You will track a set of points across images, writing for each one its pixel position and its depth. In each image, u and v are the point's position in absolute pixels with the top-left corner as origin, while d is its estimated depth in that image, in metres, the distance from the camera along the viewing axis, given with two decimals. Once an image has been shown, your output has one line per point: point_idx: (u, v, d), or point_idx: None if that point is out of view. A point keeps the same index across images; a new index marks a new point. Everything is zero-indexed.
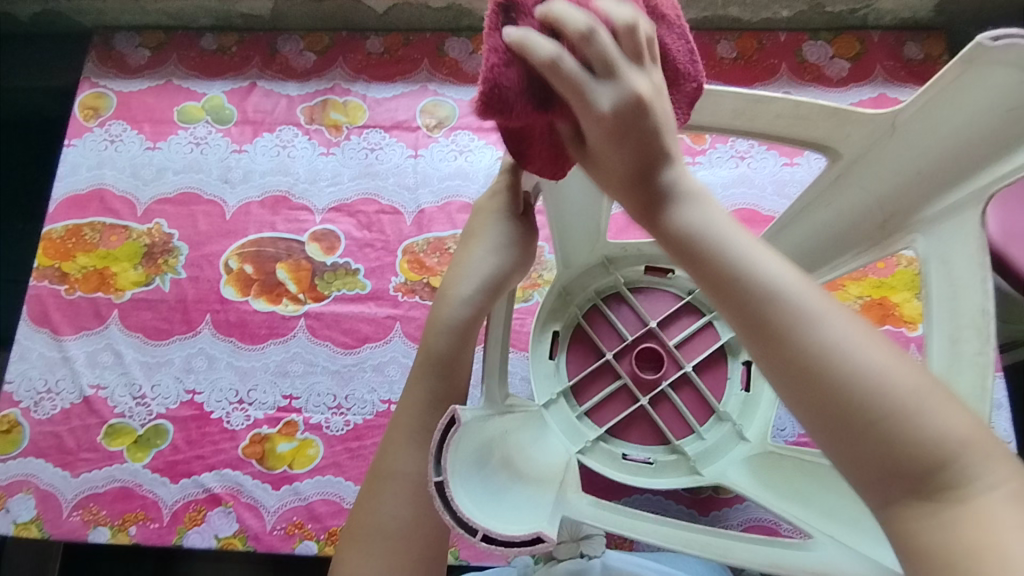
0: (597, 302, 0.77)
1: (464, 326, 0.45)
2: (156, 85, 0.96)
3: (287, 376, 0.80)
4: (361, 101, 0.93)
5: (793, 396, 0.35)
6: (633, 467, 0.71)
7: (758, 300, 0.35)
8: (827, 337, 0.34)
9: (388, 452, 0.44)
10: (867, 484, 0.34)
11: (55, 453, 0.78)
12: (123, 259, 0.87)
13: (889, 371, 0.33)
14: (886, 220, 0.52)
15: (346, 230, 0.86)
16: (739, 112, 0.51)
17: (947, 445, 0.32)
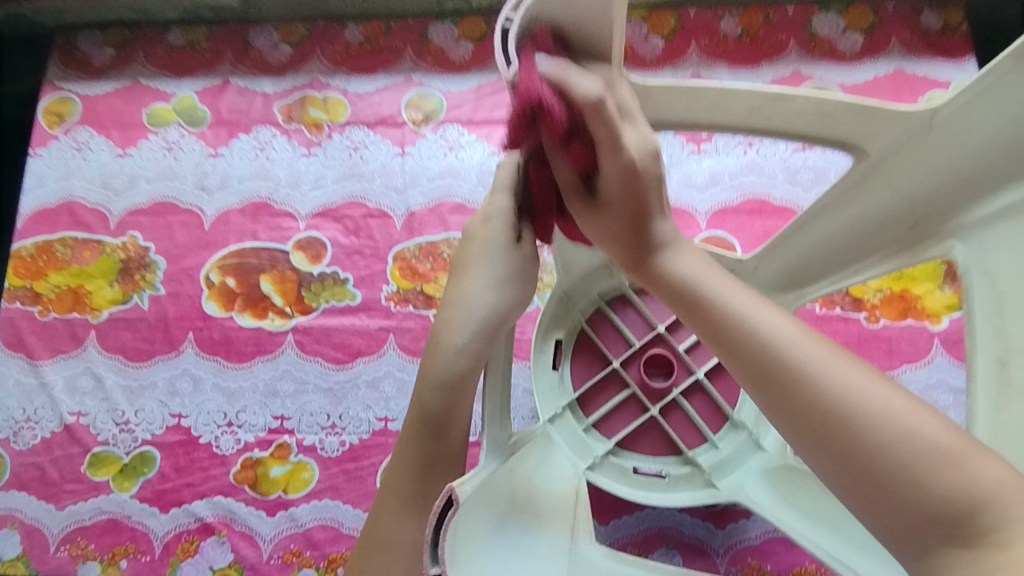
0: (601, 306, 0.72)
1: (459, 379, 0.41)
2: (122, 86, 0.90)
3: (277, 396, 0.76)
4: (342, 96, 0.87)
5: (811, 440, 0.34)
6: (645, 481, 0.67)
7: (753, 349, 0.36)
8: (844, 393, 0.33)
9: (381, 520, 0.42)
10: (902, 535, 0.31)
11: (38, 485, 0.74)
12: (98, 277, 0.82)
13: (892, 411, 0.32)
14: (919, 221, 0.47)
15: (333, 236, 0.81)
16: (755, 110, 0.45)
17: (980, 487, 0.30)
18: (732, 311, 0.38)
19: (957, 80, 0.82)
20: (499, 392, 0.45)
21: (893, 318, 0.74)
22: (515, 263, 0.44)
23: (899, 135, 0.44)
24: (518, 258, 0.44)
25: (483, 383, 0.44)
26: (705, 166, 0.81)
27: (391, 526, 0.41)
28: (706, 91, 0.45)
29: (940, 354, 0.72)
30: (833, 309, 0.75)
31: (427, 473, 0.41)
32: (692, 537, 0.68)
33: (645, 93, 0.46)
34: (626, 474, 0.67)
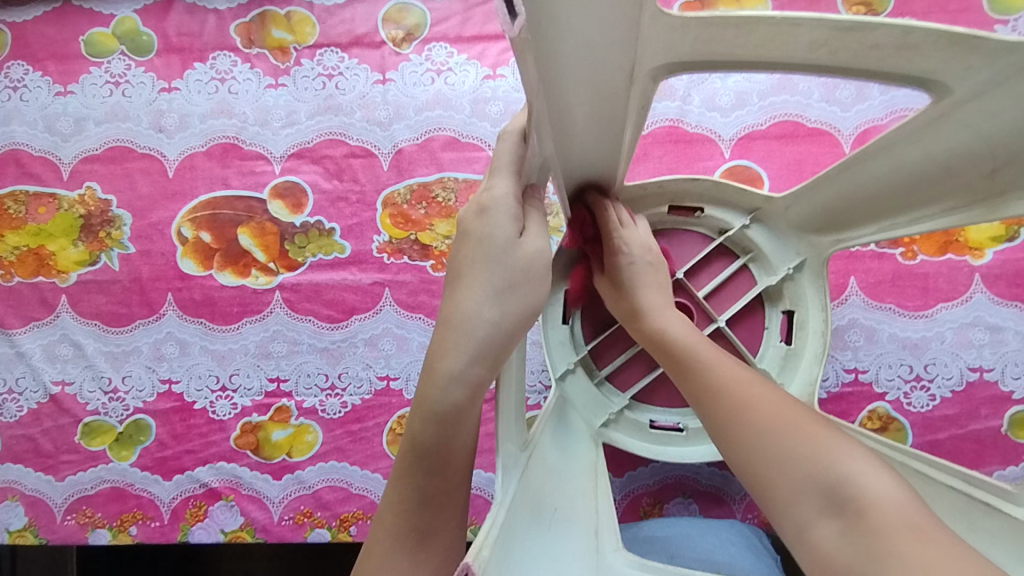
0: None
1: (457, 412, 0.36)
2: (50, 8, 0.77)
3: (270, 358, 0.71)
4: (308, 12, 0.74)
5: (723, 442, 0.41)
6: (662, 435, 0.64)
7: (687, 372, 0.45)
8: (758, 410, 0.39)
9: (371, 554, 0.36)
10: (785, 513, 0.36)
11: (33, 457, 0.72)
12: (59, 235, 0.74)
13: (771, 409, 0.39)
14: (998, 169, 0.39)
15: (313, 181, 0.73)
16: (818, 44, 0.36)
17: (838, 468, 0.35)
18: (679, 345, 0.47)
19: None
20: (511, 399, 0.42)
21: (932, 254, 0.68)
22: (517, 263, 0.37)
23: (998, 72, 0.35)
24: (523, 261, 0.37)
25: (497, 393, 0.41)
26: (730, 85, 0.71)
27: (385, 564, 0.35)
28: (757, 25, 0.34)
29: (979, 291, 0.67)
30: (866, 245, 0.69)
31: (426, 508, 0.35)
32: (708, 486, 0.67)
33: (682, 27, 0.34)
34: (643, 430, 0.64)
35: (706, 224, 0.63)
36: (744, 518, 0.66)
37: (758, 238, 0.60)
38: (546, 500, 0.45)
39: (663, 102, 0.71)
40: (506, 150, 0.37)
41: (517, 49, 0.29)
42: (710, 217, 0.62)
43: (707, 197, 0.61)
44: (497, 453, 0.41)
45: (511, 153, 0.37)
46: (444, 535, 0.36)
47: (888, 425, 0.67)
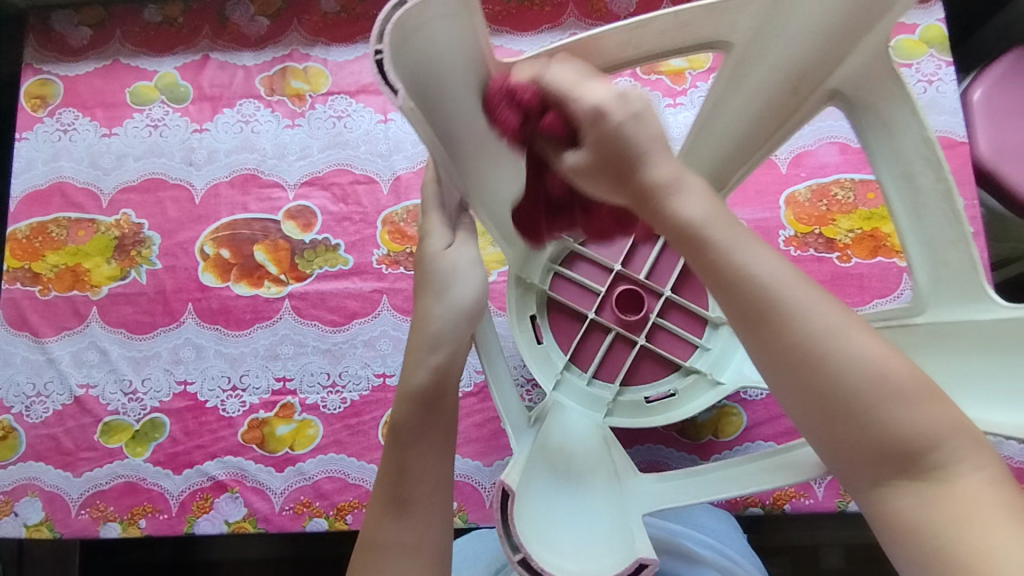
0: (550, 272, 0.73)
1: (425, 396, 0.45)
2: (102, 66, 0.90)
3: (278, 359, 0.79)
4: (323, 66, 0.88)
5: (788, 384, 0.34)
6: (659, 405, 0.69)
7: (762, 297, 0.34)
8: (845, 345, 0.34)
9: (375, 522, 0.45)
10: (858, 471, 0.34)
11: (54, 455, 0.78)
12: (95, 254, 0.84)
13: (870, 358, 0.33)
14: (795, 89, 0.50)
15: (322, 204, 0.83)
16: (626, 42, 0.49)
17: (929, 431, 0.33)
18: (757, 274, 0.34)
19: (924, 22, 0.84)
20: (502, 385, 0.55)
21: (864, 257, 0.77)
22: (445, 267, 0.46)
23: (755, 18, 0.48)
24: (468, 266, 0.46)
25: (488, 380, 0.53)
26: (681, 119, 0.83)
27: (388, 527, 0.45)
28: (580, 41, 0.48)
29: (908, 287, 0.76)
30: (807, 250, 0.78)
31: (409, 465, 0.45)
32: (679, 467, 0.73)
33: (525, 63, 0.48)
34: (642, 407, 0.70)
35: None
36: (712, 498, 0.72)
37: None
38: (556, 453, 0.55)
39: None
40: (431, 211, 0.48)
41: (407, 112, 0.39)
42: None
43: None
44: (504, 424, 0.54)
45: (434, 211, 0.48)
46: (425, 503, 0.45)
47: None
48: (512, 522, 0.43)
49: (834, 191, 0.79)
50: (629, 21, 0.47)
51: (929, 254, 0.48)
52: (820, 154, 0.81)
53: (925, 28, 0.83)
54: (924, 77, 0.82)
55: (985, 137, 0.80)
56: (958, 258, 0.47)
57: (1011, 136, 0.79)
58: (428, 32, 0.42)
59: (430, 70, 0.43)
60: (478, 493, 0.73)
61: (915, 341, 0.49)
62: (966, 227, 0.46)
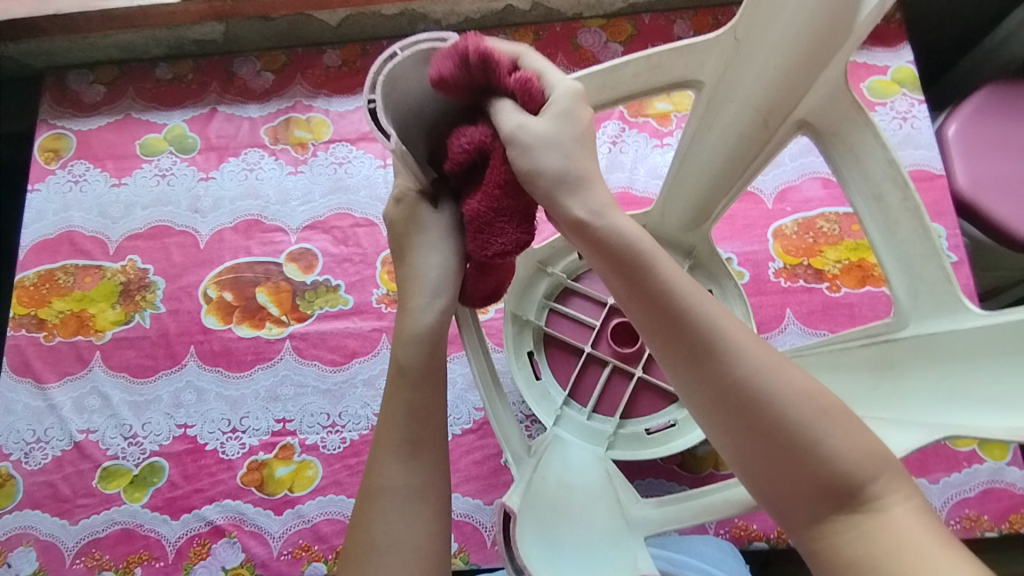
0: (543, 309, 0.74)
1: (421, 372, 0.47)
2: (114, 120, 0.94)
3: (278, 400, 0.79)
4: (324, 116, 0.92)
5: (720, 415, 0.37)
6: (659, 437, 0.69)
7: (694, 329, 0.37)
8: (765, 374, 0.36)
9: (375, 470, 0.46)
10: (791, 507, 0.36)
11: (51, 502, 0.77)
12: (100, 300, 0.86)
13: (791, 393, 0.36)
14: (767, 118, 0.55)
15: (323, 247, 0.86)
16: (601, 85, 0.52)
17: (853, 461, 0.35)
18: (697, 311, 0.37)
19: (895, 64, 0.88)
20: (499, 406, 0.55)
21: (853, 286, 0.79)
22: (425, 269, 0.48)
23: (720, 59, 0.53)
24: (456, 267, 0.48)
25: (487, 410, 0.54)
26: (668, 159, 0.87)
27: (386, 472, 0.45)
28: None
29: None
30: (796, 281, 0.80)
31: (411, 420, 0.46)
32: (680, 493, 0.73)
33: None
34: (643, 441, 0.70)
35: None
36: (716, 533, 0.71)
37: None
38: (556, 486, 0.56)
39: (615, 173, 0.86)
40: (419, 212, 0.48)
41: (399, 153, 0.44)
42: None
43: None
44: (504, 454, 0.55)
45: (424, 211, 0.48)
46: (429, 449, 0.46)
47: None
48: (517, 545, 0.44)
49: (819, 224, 0.82)
50: (603, 65, 0.50)
51: (906, 269, 0.51)
52: (805, 188, 0.84)
53: (896, 70, 0.88)
54: (898, 115, 0.86)
55: (962, 168, 0.83)
56: (933, 272, 0.49)
57: (989, 168, 0.82)
58: (418, 81, 0.45)
59: (421, 114, 0.47)
60: (479, 532, 0.73)
61: (908, 356, 0.50)
62: (933, 238, 0.49)
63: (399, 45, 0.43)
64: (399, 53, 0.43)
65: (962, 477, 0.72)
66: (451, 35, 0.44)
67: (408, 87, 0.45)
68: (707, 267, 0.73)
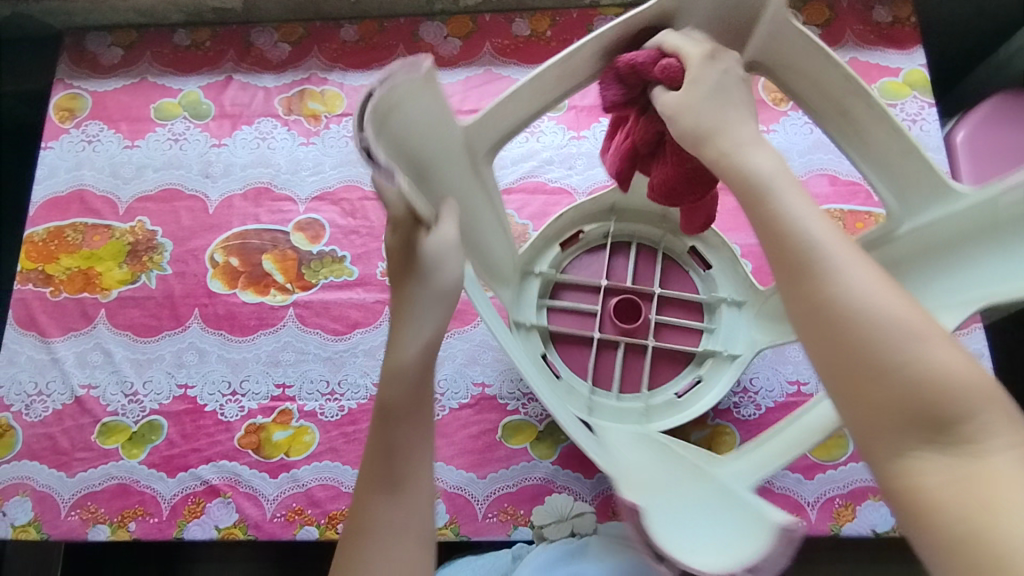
0: (541, 310, 0.73)
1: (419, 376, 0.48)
2: (130, 83, 0.95)
3: (279, 365, 0.80)
4: (339, 90, 0.93)
5: (823, 333, 0.36)
6: (690, 400, 0.69)
7: (803, 243, 0.38)
8: (872, 296, 0.36)
9: (372, 458, 0.48)
10: (878, 439, 0.35)
11: (49, 454, 0.78)
12: (108, 259, 0.86)
13: (903, 320, 0.35)
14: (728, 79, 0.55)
15: (331, 218, 0.87)
16: (564, 78, 0.51)
17: (962, 398, 0.34)
18: (807, 228, 0.38)
19: (907, 67, 0.89)
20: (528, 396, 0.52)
21: None
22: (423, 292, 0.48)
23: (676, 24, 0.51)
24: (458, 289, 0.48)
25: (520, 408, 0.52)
26: None
27: (382, 464, 0.48)
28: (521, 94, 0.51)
29: None
30: None
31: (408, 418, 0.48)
32: None
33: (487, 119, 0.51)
34: (676, 406, 0.69)
35: (591, 240, 0.75)
36: None
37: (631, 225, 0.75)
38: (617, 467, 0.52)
39: None
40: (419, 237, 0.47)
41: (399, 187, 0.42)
42: (590, 233, 0.75)
43: (577, 221, 0.74)
44: None
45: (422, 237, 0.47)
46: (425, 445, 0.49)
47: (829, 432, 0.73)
48: None
49: None
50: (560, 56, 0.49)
51: (887, 176, 0.53)
52: (811, 185, 0.84)
53: (909, 72, 0.88)
54: (908, 117, 0.86)
55: (969, 174, 0.83)
56: (912, 168, 0.51)
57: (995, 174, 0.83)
58: (396, 108, 0.45)
59: (406, 143, 0.47)
60: (471, 505, 0.73)
61: (907, 250, 0.55)
62: (908, 138, 0.50)
63: (373, 80, 0.42)
64: (375, 89, 0.42)
65: None
66: (420, 59, 0.45)
67: (388, 121, 0.44)
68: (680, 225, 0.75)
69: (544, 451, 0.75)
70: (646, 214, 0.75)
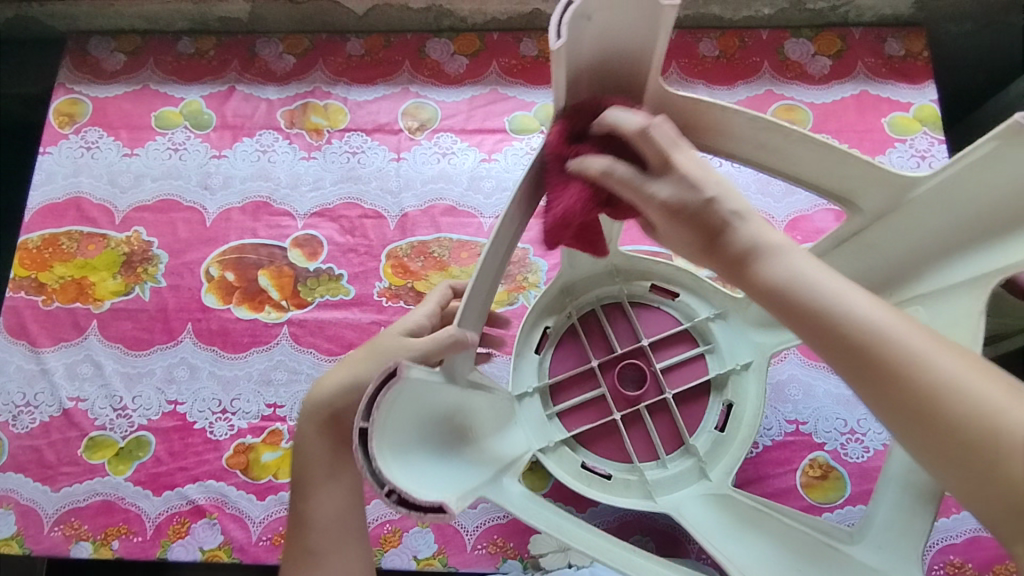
0: (553, 420, 0.68)
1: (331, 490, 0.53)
2: (132, 90, 0.94)
3: (271, 384, 0.79)
4: (342, 104, 0.92)
5: (912, 433, 0.36)
6: (732, 432, 0.66)
7: (867, 343, 0.36)
8: (955, 387, 0.35)
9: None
10: (988, 520, 0.36)
11: (34, 467, 0.77)
12: (102, 269, 0.85)
13: (1005, 408, 0.34)
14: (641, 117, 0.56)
15: (329, 235, 0.85)
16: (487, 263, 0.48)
17: None
18: (866, 321, 0.36)
19: (918, 102, 0.87)
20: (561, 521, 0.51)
21: None
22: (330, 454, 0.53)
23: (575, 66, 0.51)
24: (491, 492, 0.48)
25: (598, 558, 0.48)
26: None
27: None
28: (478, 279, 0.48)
29: None
30: None
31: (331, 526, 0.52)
32: (665, 527, 0.71)
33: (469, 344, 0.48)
34: (723, 441, 0.66)
35: (558, 329, 0.71)
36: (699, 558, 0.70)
37: (584, 293, 0.72)
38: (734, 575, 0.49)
39: None
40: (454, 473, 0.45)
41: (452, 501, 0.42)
42: (555, 324, 0.71)
43: (537, 321, 0.71)
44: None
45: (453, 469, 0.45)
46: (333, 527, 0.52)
47: (828, 474, 0.72)
48: None
49: None
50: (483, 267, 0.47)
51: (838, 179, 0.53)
52: (817, 219, 0.83)
53: (919, 107, 0.87)
54: (917, 153, 0.85)
55: None
56: (858, 169, 0.51)
57: None
58: (397, 432, 0.42)
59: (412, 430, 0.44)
60: (460, 536, 0.72)
61: (884, 238, 0.55)
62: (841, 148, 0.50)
63: (359, 417, 0.40)
64: (368, 425, 0.40)
65: (950, 522, 0.70)
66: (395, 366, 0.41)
67: (386, 439, 0.41)
68: (630, 270, 0.72)
69: (537, 483, 0.74)
70: (597, 276, 0.72)
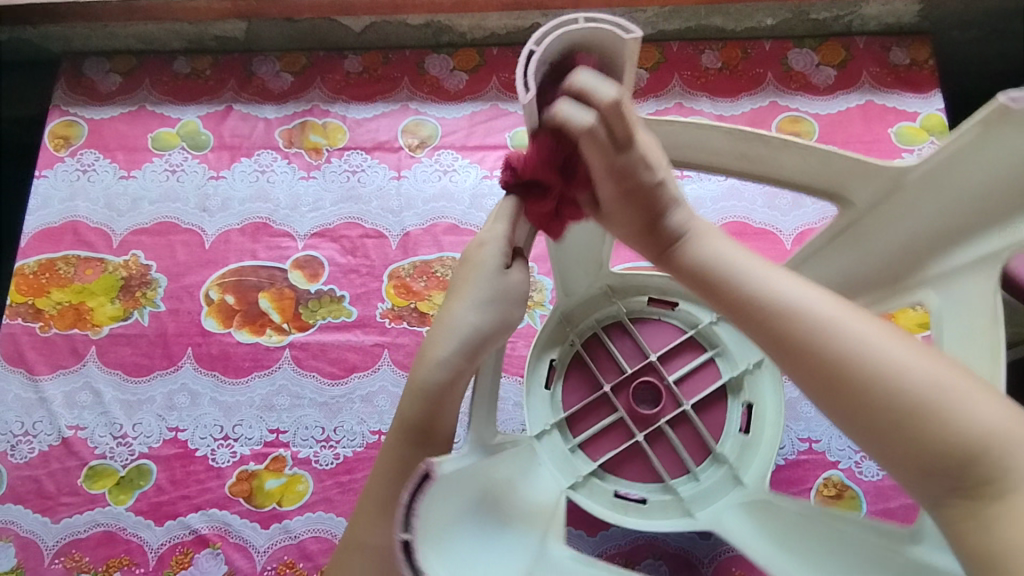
0: (576, 452, 0.66)
1: None
2: (128, 111, 0.93)
3: (273, 410, 0.78)
4: (341, 122, 0.91)
5: (826, 400, 0.36)
6: (756, 431, 0.65)
7: (768, 315, 0.38)
8: (861, 345, 0.35)
9: None
10: (909, 485, 0.35)
11: (34, 498, 0.75)
12: (100, 294, 0.84)
13: (910, 364, 0.34)
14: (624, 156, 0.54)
15: (330, 255, 0.84)
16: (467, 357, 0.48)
17: (980, 438, 0.32)
18: (770, 290, 0.38)
19: (925, 111, 0.87)
20: None
21: None
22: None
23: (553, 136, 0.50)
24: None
25: None
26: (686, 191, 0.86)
27: None
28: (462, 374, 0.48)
29: None
30: None
31: None
32: (676, 549, 0.70)
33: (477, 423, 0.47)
34: (750, 443, 0.65)
35: (564, 356, 0.70)
36: None
37: (584, 316, 0.71)
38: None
39: None
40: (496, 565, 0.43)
41: None
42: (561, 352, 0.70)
43: (541, 353, 0.70)
44: None
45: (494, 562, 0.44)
46: None
47: (843, 493, 0.71)
48: None
49: None
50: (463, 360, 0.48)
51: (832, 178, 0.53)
52: None
53: (926, 117, 0.86)
54: None
55: None
56: (846, 164, 0.51)
57: None
58: (440, 523, 0.40)
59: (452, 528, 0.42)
60: None
61: (878, 233, 0.54)
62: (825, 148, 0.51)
63: (399, 530, 0.38)
64: (410, 536, 0.38)
65: None
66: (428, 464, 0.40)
67: (429, 548, 0.39)
68: (626, 287, 0.71)
69: None
70: (593, 298, 0.71)
